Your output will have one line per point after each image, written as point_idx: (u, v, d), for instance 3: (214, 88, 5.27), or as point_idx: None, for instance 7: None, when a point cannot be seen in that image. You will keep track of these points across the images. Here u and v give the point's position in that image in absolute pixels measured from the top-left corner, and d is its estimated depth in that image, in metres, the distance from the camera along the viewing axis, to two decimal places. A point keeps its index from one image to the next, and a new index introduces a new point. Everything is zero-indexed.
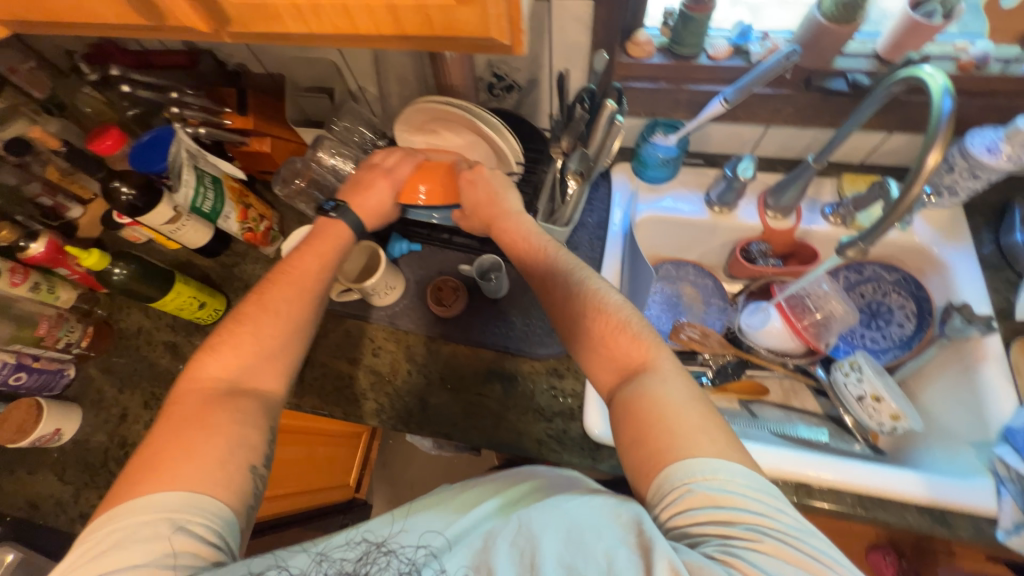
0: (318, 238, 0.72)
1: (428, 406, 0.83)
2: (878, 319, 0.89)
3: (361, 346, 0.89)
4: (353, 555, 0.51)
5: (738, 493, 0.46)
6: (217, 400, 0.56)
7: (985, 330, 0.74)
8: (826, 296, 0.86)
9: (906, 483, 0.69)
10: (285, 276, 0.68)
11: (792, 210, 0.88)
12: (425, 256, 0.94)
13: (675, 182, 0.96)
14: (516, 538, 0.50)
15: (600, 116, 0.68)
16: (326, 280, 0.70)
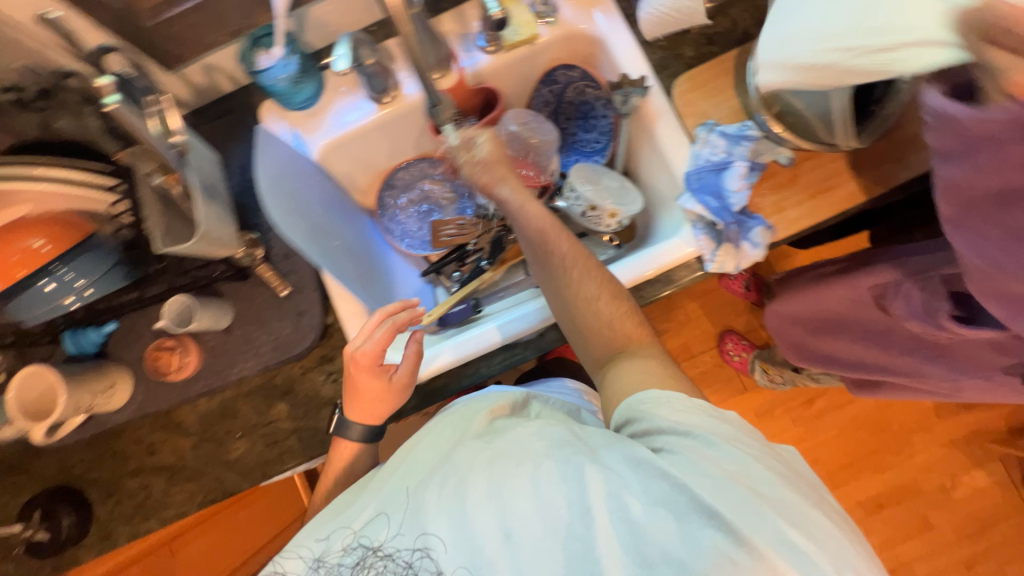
0: (358, 389, 0.71)
1: (231, 463, 0.78)
2: (589, 120, 0.90)
3: (134, 453, 0.80)
4: (350, 562, 0.58)
5: (668, 411, 0.58)
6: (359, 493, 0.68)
7: (643, 92, 0.75)
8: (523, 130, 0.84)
9: (486, 338, 0.76)
10: (355, 394, 0.72)
11: (449, 59, 0.79)
12: (130, 329, 0.79)
13: (331, 91, 0.82)
14: (495, 458, 0.57)
15: (111, 116, 0.52)
16: (372, 399, 0.71)
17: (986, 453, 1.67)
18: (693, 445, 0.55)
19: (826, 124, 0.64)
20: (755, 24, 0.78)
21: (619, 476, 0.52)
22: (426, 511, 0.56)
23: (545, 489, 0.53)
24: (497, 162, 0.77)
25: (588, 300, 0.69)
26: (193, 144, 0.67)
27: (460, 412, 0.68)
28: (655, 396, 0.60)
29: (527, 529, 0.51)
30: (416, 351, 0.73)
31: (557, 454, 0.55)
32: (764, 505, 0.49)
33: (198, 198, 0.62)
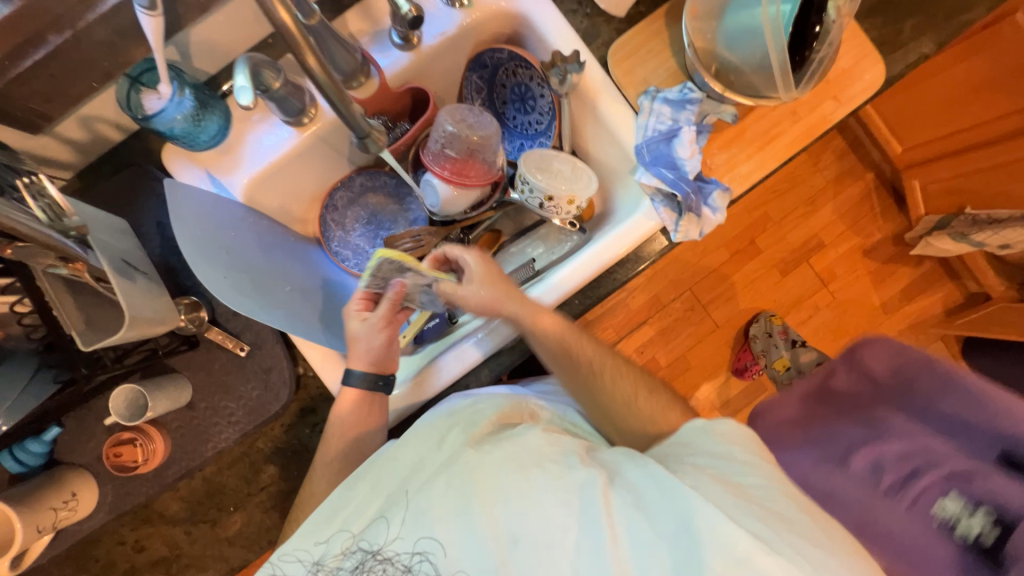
0: (355, 345, 0.70)
1: (232, 538, 0.75)
2: (527, 102, 0.84)
3: (121, 555, 0.74)
4: (350, 566, 0.58)
5: (711, 444, 0.60)
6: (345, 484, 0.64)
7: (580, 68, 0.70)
8: (419, 282, 0.69)
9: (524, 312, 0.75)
10: (357, 352, 0.70)
11: (366, 62, 0.70)
12: (78, 429, 0.71)
13: (239, 120, 0.73)
14: (507, 461, 0.59)
15: None
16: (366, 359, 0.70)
17: (930, 337, 1.81)
18: (730, 474, 0.56)
19: (765, 78, 0.62)
20: None
21: (629, 492, 0.56)
22: (431, 514, 0.57)
23: (556, 498, 0.56)
24: (496, 287, 0.69)
25: (627, 401, 0.70)
26: (92, 218, 0.58)
27: (461, 414, 0.67)
28: (704, 428, 0.63)
29: (529, 535, 0.55)
30: (395, 297, 0.69)
31: (563, 468, 0.58)
32: (761, 516, 0.50)
33: (115, 280, 0.54)
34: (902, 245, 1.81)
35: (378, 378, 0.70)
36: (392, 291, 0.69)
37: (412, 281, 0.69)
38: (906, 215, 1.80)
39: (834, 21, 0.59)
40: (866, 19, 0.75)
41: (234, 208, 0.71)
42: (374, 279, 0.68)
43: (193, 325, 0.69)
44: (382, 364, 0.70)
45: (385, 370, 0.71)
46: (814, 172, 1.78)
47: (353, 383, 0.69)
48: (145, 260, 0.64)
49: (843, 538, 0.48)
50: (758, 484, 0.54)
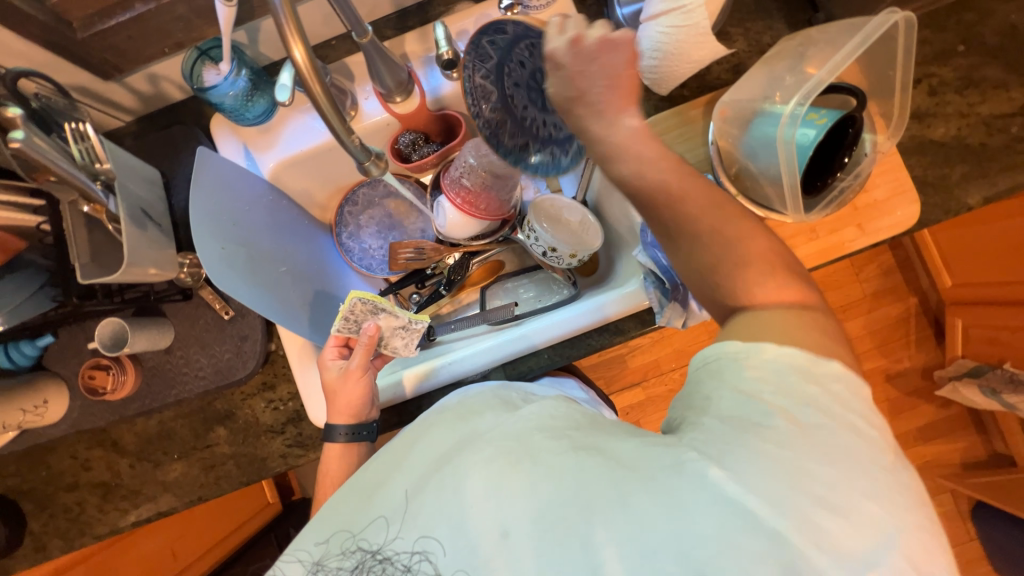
0: (335, 399, 0.70)
1: (168, 484, 0.78)
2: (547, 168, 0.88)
3: (69, 468, 0.79)
4: (350, 567, 0.49)
5: (732, 370, 0.46)
6: (355, 478, 0.57)
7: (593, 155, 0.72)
8: (392, 325, 0.73)
9: (522, 343, 0.76)
10: (342, 404, 0.70)
11: (410, 83, 0.74)
12: (68, 343, 0.77)
13: (285, 107, 0.79)
14: (495, 454, 0.49)
15: (22, 154, 0.49)
16: (359, 406, 0.70)
17: (937, 485, 1.69)
18: (737, 402, 0.44)
19: (778, 193, 0.61)
20: (728, 70, 0.75)
21: (626, 468, 0.44)
22: (421, 507, 0.48)
23: (541, 483, 0.46)
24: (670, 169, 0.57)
25: (704, 271, 0.54)
26: (127, 166, 0.65)
27: (451, 410, 0.59)
28: (730, 352, 0.48)
29: (523, 525, 0.44)
30: (365, 346, 0.69)
31: (562, 454, 0.47)
32: (776, 457, 0.40)
33: (125, 225, 0.59)
34: (929, 381, 1.70)
35: (359, 428, 0.70)
36: (363, 337, 0.70)
37: (385, 323, 0.72)
38: (941, 351, 1.69)
39: (868, 154, 0.60)
40: (913, 155, 0.73)
41: (257, 183, 0.76)
42: (347, 322, 0.71)
43: (191, 279, 0.74)
44: (361, 413, 0.71)
45: (364, 420, 0.71)
46: (853, 282, 1.70)
47: (337, 438, 0.70)
48: (164, 212, 0.70)
49: (870, 470, 0.41)
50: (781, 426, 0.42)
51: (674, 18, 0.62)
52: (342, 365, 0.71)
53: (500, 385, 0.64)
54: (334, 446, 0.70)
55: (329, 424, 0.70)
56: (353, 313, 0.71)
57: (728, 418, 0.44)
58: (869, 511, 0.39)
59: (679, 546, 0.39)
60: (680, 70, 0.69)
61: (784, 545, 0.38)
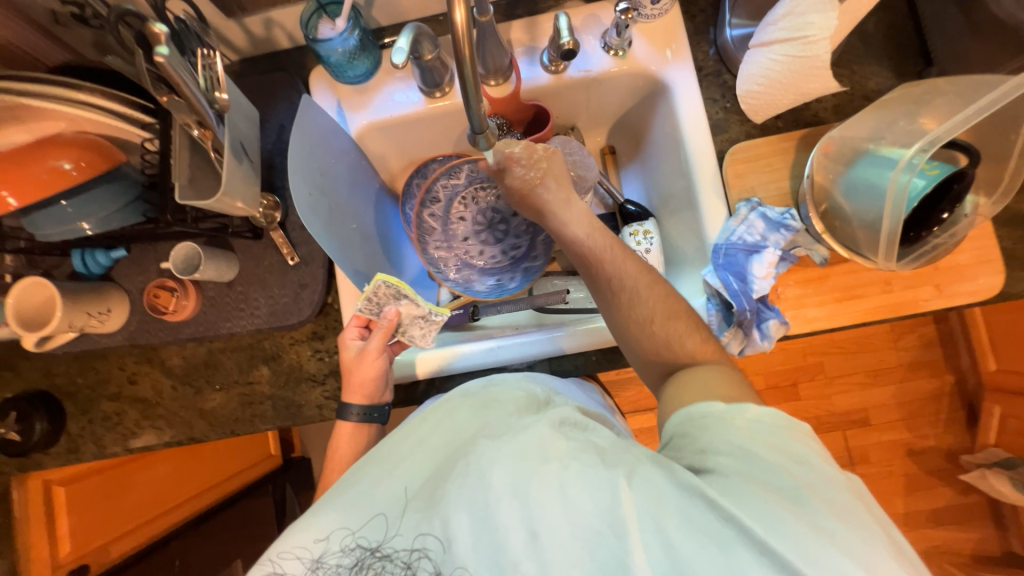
0: (351, 379, 0.71)
1: (204, 412, 0.80)
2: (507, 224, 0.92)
3: (115, 378, 0.82)
4: (349, 565, 0.47)
5: (718, 427, 0.49)
6: (365, 461, 0.55)
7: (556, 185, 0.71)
8: (412, 313, 0.73)
9: (557, 342, 0.76)
10: (359, 385, 0.71)
11: (510, 68, 0.76)
12: (138, 259, 0.80)
13: (384, 71, 0.81)
14: (517, 453, 0.49)
15: (160, 68, 0.51)
16: (375, 389, 0.72)
17: (943, 572, 1.63)
18: (745, 466, 0.46)
19: (868, 239, 0.61)
20: (828, 109, 0.74)
21: (653, 492, 0.44)
22: (446, 498, 0.48)
23: (575, 493, 0.46)
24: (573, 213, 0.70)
25: (642, 324, 0.61)
26: (237, 100, 0.67)
27: (478, 394, 0.61)
28: (716, 412, 0.51)
29: (555, 532, 0.44)
30: (385, 331, 0.71)
31: (583, 464, 0.48)
32: (798, 513, 0.41)
33: (226, 157, 0.62)
34: (953, 464, 1.64)
35: (372, 410, 0.71)
36: (384, 321, 0.72)
37: (405, 310, 0.73)
38: (971, 435, 1.64)
39: (967, 215, 0.60)
40: (1005, 226, 0.71)
41: (345, 139, 0.78)
42: (369, 303, 0.72)
43: (265, 220, 0.77)
44: (375, 395, 0.72)
45: (377, 402, 0.72)
46: (890, 348, 1.66)
47: (348, 417, 0.71)
48: (257, 151, 0.72)
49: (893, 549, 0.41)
50: (786, 482, 0.44)
51: (792, 49, 0.63)
52: (360, 346, 0.72)
53: (525, 377, 0.66)
54: (345, 425, 0.71)
55: (343, 402, 0.71)
56: (371, 298, 0.71)
57: (746, 477, 0.44)
58: None
59: None
60: (781, 102, 0.69)
61: None
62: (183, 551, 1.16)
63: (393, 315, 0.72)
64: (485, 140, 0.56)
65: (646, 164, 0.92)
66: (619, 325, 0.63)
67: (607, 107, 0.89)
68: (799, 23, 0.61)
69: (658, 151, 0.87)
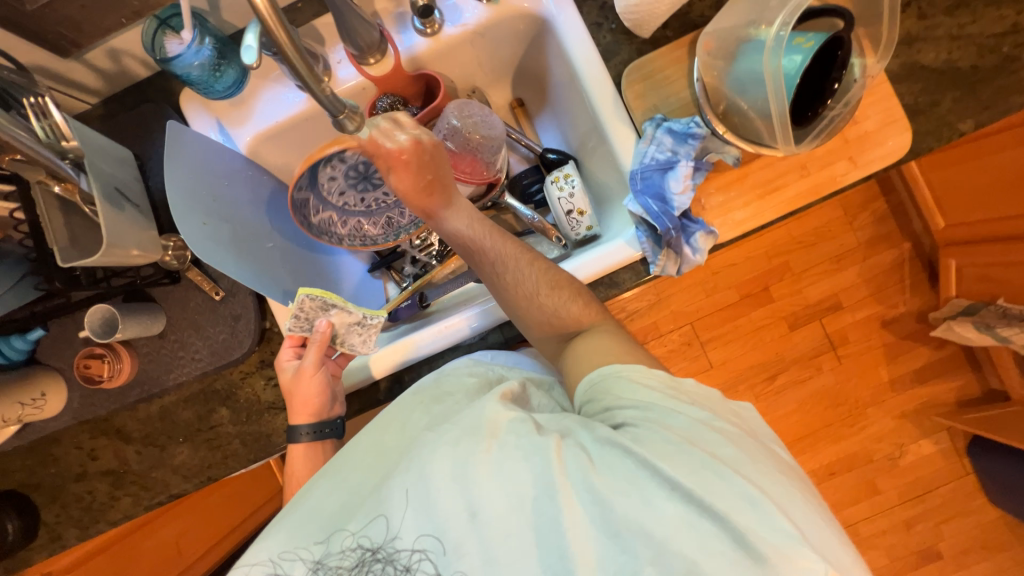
0: (295, 401, 0.70)
1: (176, 467, 0.79)
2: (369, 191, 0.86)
3: (76, 459, 0.79)
4: (350, 566, 0.46)
5: (623, 388, 0.52)
6: (318, 475, 0.56)
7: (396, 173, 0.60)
8: (346, 321, 0.72)
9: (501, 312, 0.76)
10: (303, 406, 0.70)
11: (384, 41, 0.71)
12: (60, 335, 0.76)
13: (256, 77, 0.76)
14: (453, 436, 0.49)
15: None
16: (321, 407, 0.71)
17: (934, 425, 1.72)
18: (645, 411, 0.50)
19: (767, 127, 0.60)
20: (712, 6, 0.72)
21: (582, 449, 0.46)
22: (388, 495, 0.48)
23: (510, 466, 0.46)
24: (438, 195, 0.62)
25: (529, 297, 0.62)
26: (98, 144, 0.63)
27: (429, 389, 0.61)
28: (614, 371, 0.54)
29: (495, 508, 0.44)
30: (321, 342, 0.70)
31: (518, 436, 0.48)
32: (700, 448, 0.46)
33: (100, 205, 0.58)
34: (924, 324, 1.72)
35: (322, 426, 0.71)
36: (318, 334, 0.71)
37: (338, 319, 0.72)
38: (935, 294, 1.71)
39: (857, 79, 0.59)
40: (903, 83, 0.71)
41: (234, 159, 0.74)
42: (298, 321, 0.71)
43: (177, 262, 0.73)
44: (323, 412, 0.71)
45: (327, 417, 0.72)
46: (846, 230, 1.70)
47: (300, 438, 0.70)
48: (141, 193, 0.68)
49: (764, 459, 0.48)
50: (684, 423, 0.49)
51: None
52: (297, 365, 0.72)
53: (474, 362, 0.66)
54: (298, 446, 0.71)
55: (291, 425, 0.71)
56: (299, 314, 0.70)
57: (648, 420, 0.48)
58: (780, 490, 0.45)
59: (632, 522, 0.42)
60: (658, 9, 0.68)
61: (732, 527, 0.42)
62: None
63: (325, 327, 0.71)
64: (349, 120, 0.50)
65: (554, 109, 0.90)
66: (511, 306, 0.64)
67: (501, 59, 0.86)
68: None
69: (561, 93, 0.84)
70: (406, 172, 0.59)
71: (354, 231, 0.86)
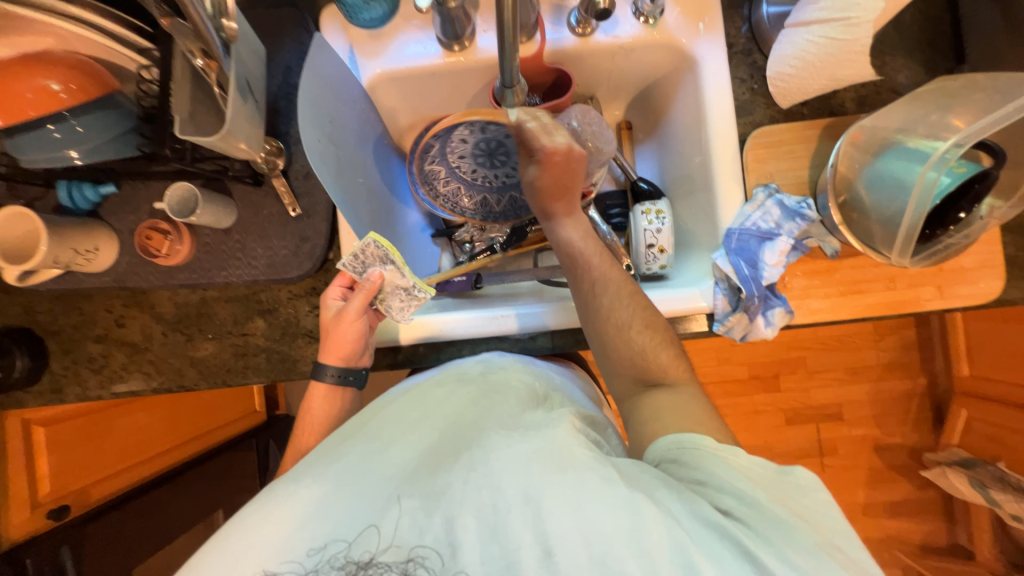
0: (330, 340, 0.70)
1: (195, 360, 0.78)
2: (495, 159, 0.80)
3: (102, 320, 0.79)
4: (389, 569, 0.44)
5: (720, 467, 0.48)
6: (358, 435, 0.57)
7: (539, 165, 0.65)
8: (396, 282, 0.71)
9: (550, 318, 0.75)
10: (336, 347, 0.70)
11: (536, 27, 0.72)
12: (128, 198, 0.76)
13: (401, 18, 0.76)
14: (527, 453, 0.49)
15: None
16: (356, 350, 0.71)
17: (891, 558, 1.73)
18: (745, 505, 0.44)
19: (885, 233, 0.61)
20: (854, 100, 0.73)
21: (678, 523, 0.43)
22: (446, 494, 0.48)
23: (599, 515, 0.44)
24: (561, 196, 0.66)
25: (620, 328, 0.61)
26: (244, 34, 0.63)
27: (476, 380, 0.63)
28: (707, 445, 0.50)
29: (569, 555, 0.43)
30: (368, 290, 0.69)
31: (603, 475, 0.46)
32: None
33: (231, 92, 0.58)
34: (915, 461, 1.72)
35: (347, 373, 0.71)
36: (367, 282, 0.69)
37: (390, 276, 0.70)
38: (935, 435, 1.72)
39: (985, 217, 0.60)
40: (1011, 233, 0.72)
41: (355, 88, 0.74)
42: (355, 260, 0.70)
43: (266, 166, 0.72)
44: (352, 358, 0.71)
45: (354, 365, 0.72)
46: (871, 347, 1.70)
47: (323, 378, 0.70)
48: (262, 91, 0.69)
49: None
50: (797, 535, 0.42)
51: (832, 30, 0.62)
52: (340, 307, 0.72)
53: (530, 369, 0.67)
54: (319, 387, 0.70)
55: (319, 363, 0.71)
56: (356, 257, 0.69)
57: (752, 518, 0.43)
58: None
59: None
60: (810, 86, 0.69)
61: None
62: (165, 500, 1.15)
63: (376, 279, 0.69)
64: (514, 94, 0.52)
65: (662, 142, 0.90)
66: (594, 338, 0.63)
67: (629, 80, 0.87)
68: (843, 3, 0.61)
69: (678, 130, 0.84)
70: (552, 170, 0.64)
71: (450, 193, 0.86)
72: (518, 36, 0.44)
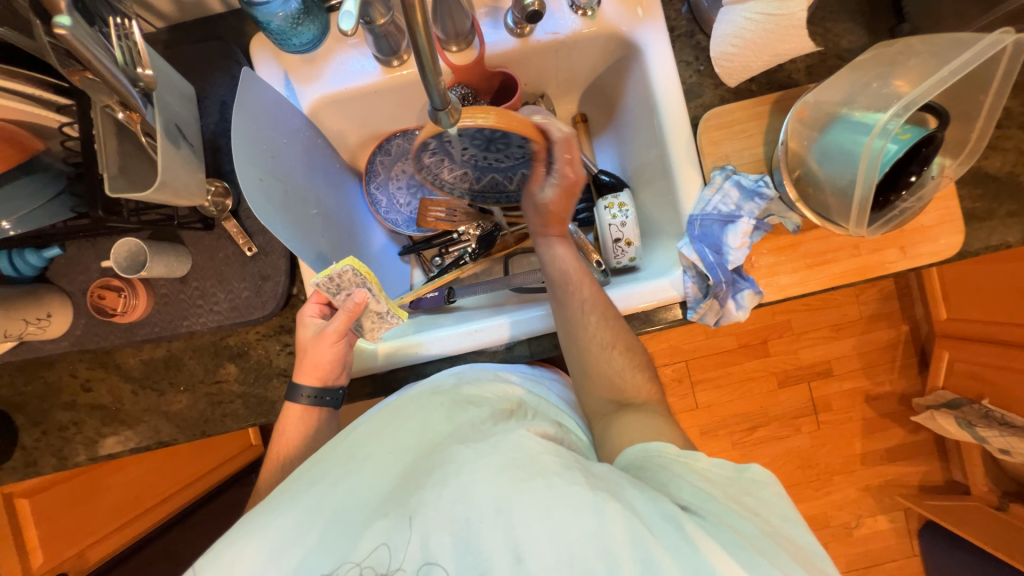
0: (307, 365, 0.69)
1: (170, 414, 0.76)
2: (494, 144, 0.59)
3: (68, 386, 0.77)
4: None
5: (680, 466, 0.49)
6: (328, 460, 0.56)
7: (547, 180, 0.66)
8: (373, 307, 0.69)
9: (527, 325, 0.74)
10: (314, 370, 0.69)
11: (472, 33, 0.71)
12: (76, 258, 0.73)
13: (334, 38, 0.74)
14: (500, 463, 0.49)
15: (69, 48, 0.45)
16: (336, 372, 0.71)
17: (894, 503, 1.77)
18: (700, 502, 0.46)
19: (839, 205, 0.61)
20: (801, 70, 0.73)
21: (641, 520, 0.43)
22: (421, 513, 0.46)
23: (566, 517, 0.44)
24: (555, 216, 0.69)
25: (602, 347, 0.63)
26: (167, 77, 0.61)
27: (449, 392, 0.62)
28: (669, 451, 0.51)
29: (539, 559, 0.42)
30: (348, 314, 0.67)
31: (570, 480, 0.47)
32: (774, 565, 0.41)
33: (159, 141, 0.56)
34: (906, 407, 1.77)
35: (324, 393, 0.70)
36: (348, 305, 0.67)
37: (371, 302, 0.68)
38: (922, 379, 1.76)
39: (936, 178, 0.60)
40: (965, 186, 0.72)
41: (296, 116, 0.72)
42: (329, 284, 0.67)
43: (215, 209, 0.71)
44: (329, 378, 0.70)
45: (331, 385, 0.70)
46: (852, 302, 1.73)
47: (299, 399, 0.69)
48: (197, 133, 0.66)
49: None
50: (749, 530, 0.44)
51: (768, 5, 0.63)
52: (320, 326, 0.70)
53: (498, 376, 0.67)
54: (294, 406, 0.69)
55: (294, 383, 0.69)
56: (335, 285, 0.67)
57: (708, 512, 0.45)
58: None
59: None
60: (755, 63, 0.69)
61: None
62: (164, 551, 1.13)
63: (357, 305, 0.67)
64: (447, 116, 0.48)
65: (619, 132, 0.89)
66: (573, 354, 0.65)
67: (578, 73, 0.85)
68: None
69: (632, 119, 0.83)
70: (562, 196, 0.67)
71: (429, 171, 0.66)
72: (436, 53, 0.40)
